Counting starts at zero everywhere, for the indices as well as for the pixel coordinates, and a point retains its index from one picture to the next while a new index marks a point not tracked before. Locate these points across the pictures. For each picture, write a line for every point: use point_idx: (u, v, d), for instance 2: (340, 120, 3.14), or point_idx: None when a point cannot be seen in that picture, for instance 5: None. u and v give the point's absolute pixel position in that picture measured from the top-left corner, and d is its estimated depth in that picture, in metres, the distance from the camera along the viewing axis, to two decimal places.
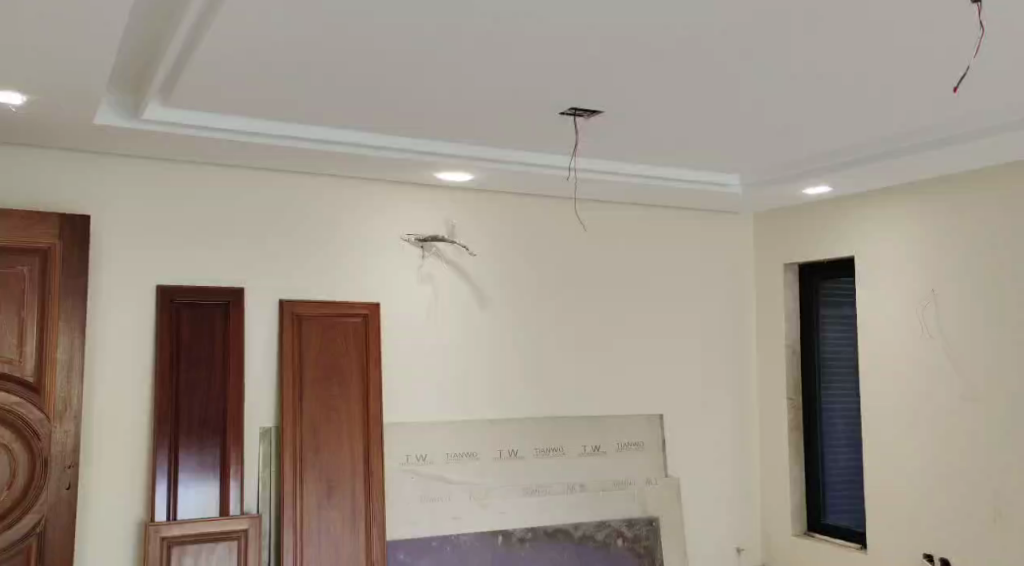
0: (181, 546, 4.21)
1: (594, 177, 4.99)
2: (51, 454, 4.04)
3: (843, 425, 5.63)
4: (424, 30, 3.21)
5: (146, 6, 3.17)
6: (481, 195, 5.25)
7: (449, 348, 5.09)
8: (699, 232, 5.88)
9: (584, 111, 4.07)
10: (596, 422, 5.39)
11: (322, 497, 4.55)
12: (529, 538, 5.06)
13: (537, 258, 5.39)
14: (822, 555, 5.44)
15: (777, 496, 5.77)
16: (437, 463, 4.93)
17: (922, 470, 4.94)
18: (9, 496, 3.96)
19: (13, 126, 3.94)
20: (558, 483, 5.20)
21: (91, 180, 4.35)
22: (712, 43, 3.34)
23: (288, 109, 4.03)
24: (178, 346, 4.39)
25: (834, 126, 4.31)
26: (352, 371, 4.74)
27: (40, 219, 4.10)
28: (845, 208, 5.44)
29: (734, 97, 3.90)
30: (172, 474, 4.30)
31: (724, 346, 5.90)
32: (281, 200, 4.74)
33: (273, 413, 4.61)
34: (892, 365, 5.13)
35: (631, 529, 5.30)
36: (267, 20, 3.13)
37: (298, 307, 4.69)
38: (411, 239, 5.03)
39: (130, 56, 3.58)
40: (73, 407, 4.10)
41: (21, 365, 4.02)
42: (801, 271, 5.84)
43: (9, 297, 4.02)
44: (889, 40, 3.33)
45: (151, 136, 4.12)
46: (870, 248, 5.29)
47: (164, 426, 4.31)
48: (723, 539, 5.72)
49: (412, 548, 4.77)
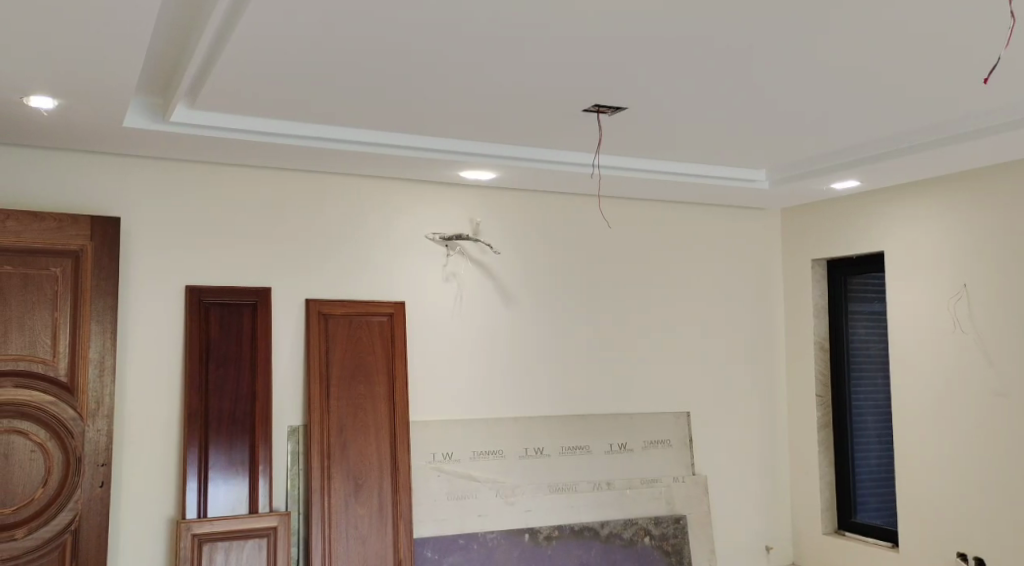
0: (212, 543, 4.26)
1: (617, 174, 4.98)
2: (84, 453, 4.11)
3: (875, 422, 5.55)
4: (440, 31, 3.22)
5: (170, 9, 3.20)
6: (504, 193, 5.25)
7: (474, 347, 5.10)
8: (725, 228, 5.84)
9: (608, 108, 4.04)
10: (623, 420, 5.38)
11: (349, 495, 4.57)
12: (556, 536, 5.04)
13: (562, 255, 5.39)
14: (853, 554, 5.38)
15: (808, 493, 5.72)
16: (464, 462, 4.94)
17: (953, 470, 4.88)
18: (44, 494, 4.02)
19: (44, 129, 4.00)
20: (585, 481, 5.20)
21: (121, 181, 4.41)
22: (735, 39, 3.29)
23: (309, 110, 4.06)
24: (206, 345, 4.44)
25: (862, 120, 4.25)
26: (378, 370, 4.76)
27: (72, 221, 4.16)
28: (874, 202, 5.38)
29: (758, 94, 3.86)
30: (202, 474, 4.35)
31: (753, 343, 5.85)
32: (305, 200, 4.78)
33: (301, 411, 4.66)
34: (924, 361, 5.05)
35: (658, 527, 5.26)
36: (287, 22, 3.15)
37: (324, 307, 4.72)
38: (436, 238, 5.05)
39: (156, 58, 3.62)
40: (106, 406, 4.17)
41: (55, 365, 4.09)
42: (829, 267, 5.79)
43: (42, 298, 4.09)
44: (916, 36, 3.27)
45: (177, 138, 4.16)
46: (899, 244, 5.22)
47: (194, 424, 4.36)
48: (752, 539, 5.68)
49: (439, 545, 4.78)
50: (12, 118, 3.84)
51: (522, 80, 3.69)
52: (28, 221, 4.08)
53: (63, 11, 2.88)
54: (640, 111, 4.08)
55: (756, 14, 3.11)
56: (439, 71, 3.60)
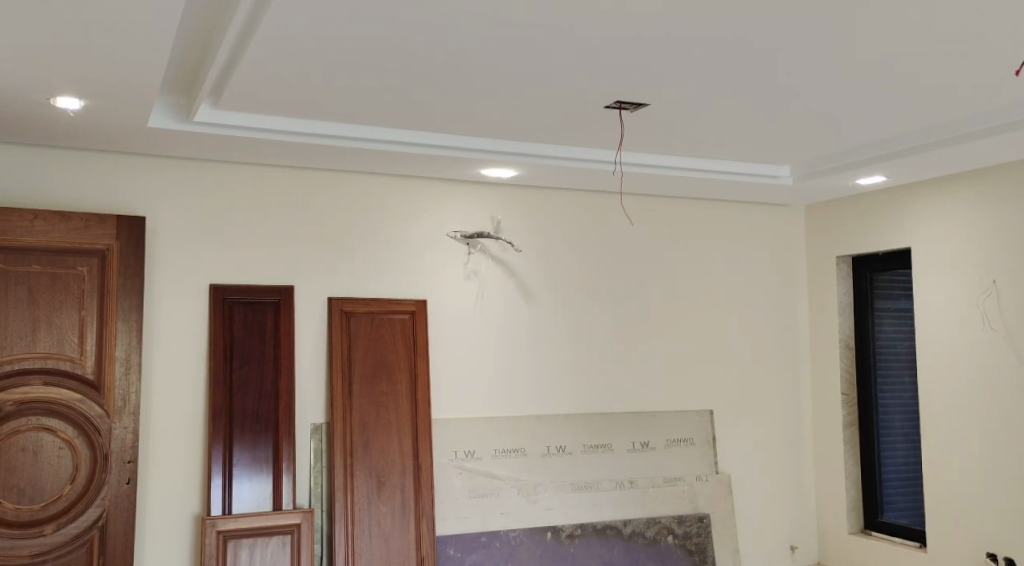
0: (236, 540, 4.28)
1: (639, 171, 4.96)
2: (111, 450, 4.15)
3: (902, 420, 5.47)
4: (462, 29, 3.21)
5: (195, 9, 3.22)
6: (526, 191, 5.25)
7: (496, 345, 5.10)
8: (748, 225, 5.80)
9: (629, 104, 4.01)
10: (646, 418, 5.36)
11: (372, 493, 4.59)
12: (578, 534, 5.02)
13: (584, 252, 5.37)
14: (881, 554, 5.32)
15: (834, 493, 5.67)
16: (485, 459, 4.94)
17: (982, 469, 4.81)
18: (72, 490, 4.07)
19: (70, 130, 4.04)
20: (608, 479, 5.18)
21: (145, 181, 4.45)
22: (757, 34, 3.26)
23: (331, 109, 4.07)
24: (230, 343, 4.47)
25: (889, 115, 4.19)
26: (400, 367, 4.77)
27: (98, 221, 4.20)
28: (901, 198, 5.31)
29: (781, 89, 3.81)
30: (227, 472, 4.37)
31: (777, 340, 5.80)
32: (326, 200, 4.80)
33: (324, 409, 4.69)
34: (952, 358, 4.98)
35: (681, 526, 5.23)
36: (309, 22, 3.15)
37: (347, 305, 4.74)
38: (457, 235, 5.05)
39: (179, 59, 3.64)
40: (133, 404, 4.21)
41: (83, 363, 4.13)
42: (854, 263, 5.72)
43: (70, 297, 4.13)
44: (943, 28, 3.22)
45: (200, 138, 4.19)
46: (926, 240, 5.15)
47: (218, 421, 4.39)
48: (776, 538, 5.64)
49: (461, 542, 4.79)
50: (38, 118, 3.88)
51: (544, 77, 3.68)
52: (55, 222, 4.12)
53: (91, 12, 2.90)
54: (662, 108, 4.05)
55: (780, 9, 3.07)
56: (461, 69, 3.59)
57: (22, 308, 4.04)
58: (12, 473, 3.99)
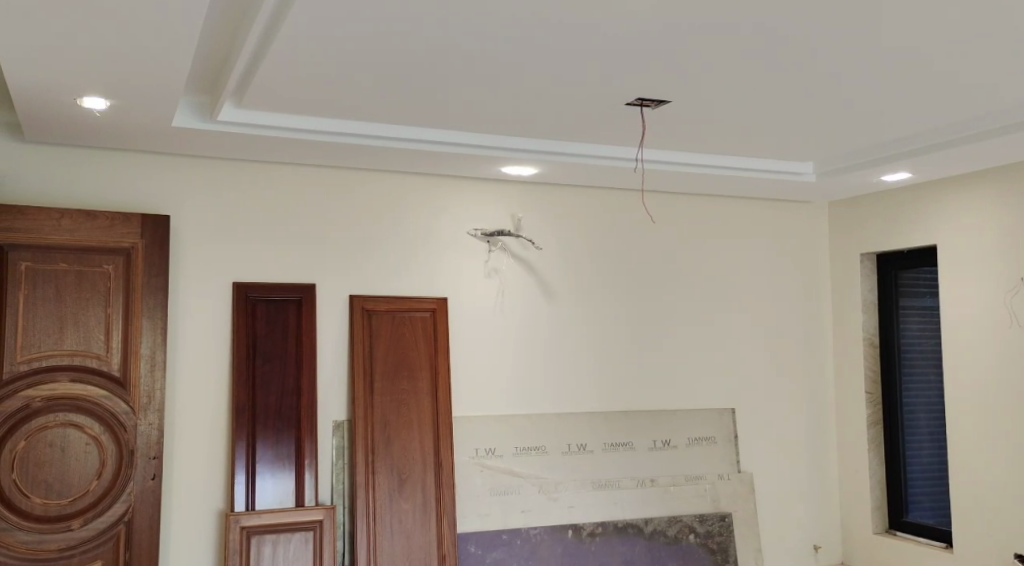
0: (259, 536, 4.31)
1: (661, 169, 4.93)
2: (136, 446, 4.20)
3: (926, 419, 5.41)
4: (480, 27, 3.21)
5: (219, 9, 3.24)
6: (546, 189, 5.24)
7: (516, 343, 5.10)
8: (771, 222, 5.76)
9: (651, 101, 3.98)
10: (668, 416, 5.34)
11: (393, 491, 4.60)
12: (599, 532, 5.01)
13: (605, 249, 5.36)
14: (906, 555, 5.27)
15: (857, 492, 5.62)
16: (507, 457, 4.94)
17: (1010, 468, 4.74)
18: (99, 485, 4.12)
19: (96, 129, 4.08)
20: (629, 477, 5.17)
21: (169, 180, 4.49)
22: (778, 30, 3.23)
23: (353, 109, 4.08)
24: (253, 340, 4.51)
25: (914, 111, 4.14)
26: (421, 363, 4.79)
27: (123, 220, 4.25)
28: (927, 194, 5.24)
29: (804, 86, 3.78)
30: (250, 468, 4.41)
31: (800, 337, 5.76)
32: (347, 199, 4.82)
33: (345, 406, 4.71)
34: (980, 356, 4.91)
35: (703, 525, 5.21)
36: (335, 22, 3.17)
37: (368, 303, 4.76)
38: (478, 234, 5.05)
39: (204, 58, 3.67)
40: (158, 400, 4.26)
41: (108, 360, 4.18)
42: (879, 261, 5.67)
43: (96, 294, 4.18)
44: (968, 22, 3.17)
45: (224, 137, 4.22)
46: (952, 237, 5.08)
47: (242, 418, 4.43)
48: (799, 538, 5.59)
49: (482, 540, 4.79)
50: (66, 118, 3.93)
51: (563, 76, 3.67)
52: (80, 220, 4.17)
53: (116, 13, 2.93)
54: (683, 106, 4.04)
55: (803, 5, 3.04)
56: (480, 69, 3.60)
57: (49, 306, 4.09)
58: (40, 468, 4.04)
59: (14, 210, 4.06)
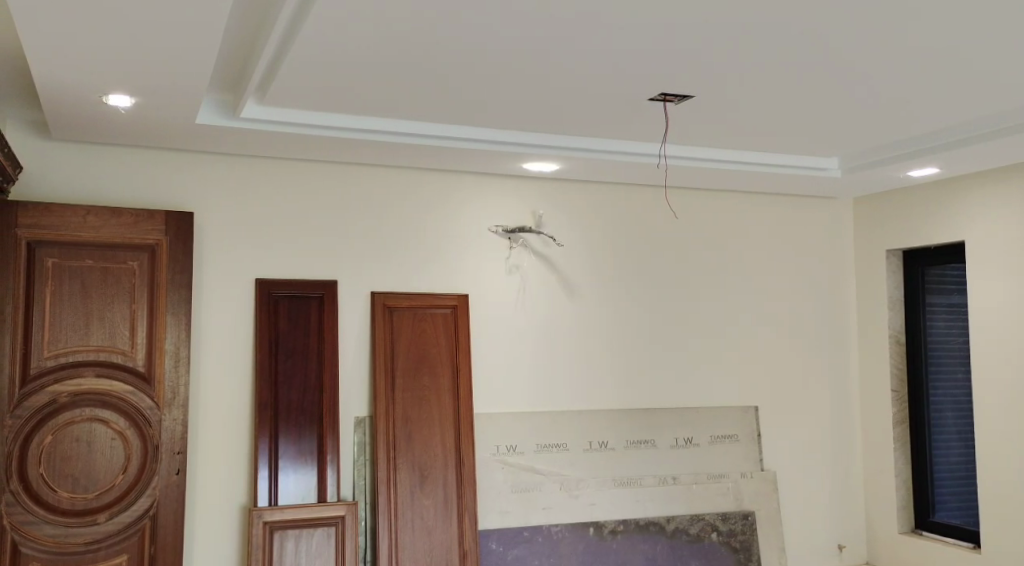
0: (282, 531, 4.33)
1: (683, 165, 4.89)
2: (161, 441, 4.23)
3: (954, 418, 5.37)
4: (500, 24, 3.19)
5: (239, 9, 3.26)
6: (568, 186, 5.22)
7: (537, 339, 5.09)
8: (795, 218, 5.70)
9: (674, 98, 3.94)
10: (691, 413, 5.31)
11: (415, 487, 4.61)
12: (621, 530, 4.99)
13: (627, 246, 5.32)
14: (932, 555, 5.19)
15: (883, 491, 5.55)
16: (528, 454, 4.93)
17: None
18: (124, 479, 4.15)
19: (121, 127, 4.11)
20: (650, 475, 5.14)
21: (192, 177, 4.52)
22: (802, 26, 3.18)
23: (374, 106, 4.08)
24: (276, 337, 4.53)
25: (942, 107, 4.07)
26: (442, 360, 4.79)
27: (148, 217, 4.28)
28: (954, 191, 5.16)
29: (828, 81, 3.72)
30: (273, 463, 4.42)
31: (825, 334, 5.70)
32: (366, 196, 4.82)
33: (366, 403, 4.71)
34: (1010, 354, 4.82)
35: (726, 523, 5.18)
36: (356, 21, 3.16)
37: (389, 299, 4.76)
38: (499, 230, 5.04)
39: (227, 57, 3.69)
40: (182, 395, 4.28)
41: (133, 356, 4.21)
42: (905, 257, 5.60)
43: (121, 290, 4.21)
44: (997, 15, 3.11)
45: (247, 135, 4.23)
46: (981, 234, 5.00)
47: (264, 414, 4.44)
48: (824, 537, 5.54)
49: (503, 537, 4.79)
50: (92, 116, 3.96)
51: (583, 73, 3.65)
52: (105, 217, 4.20)
53: (144, 13, 2.95)
54: (705, 102, 4.00)
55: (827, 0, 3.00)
56: (498, 68, 3.59)
57: (75, 303, 4.13)
58: (67, 463, 4.08)
59: (41, 207, 4.10)
